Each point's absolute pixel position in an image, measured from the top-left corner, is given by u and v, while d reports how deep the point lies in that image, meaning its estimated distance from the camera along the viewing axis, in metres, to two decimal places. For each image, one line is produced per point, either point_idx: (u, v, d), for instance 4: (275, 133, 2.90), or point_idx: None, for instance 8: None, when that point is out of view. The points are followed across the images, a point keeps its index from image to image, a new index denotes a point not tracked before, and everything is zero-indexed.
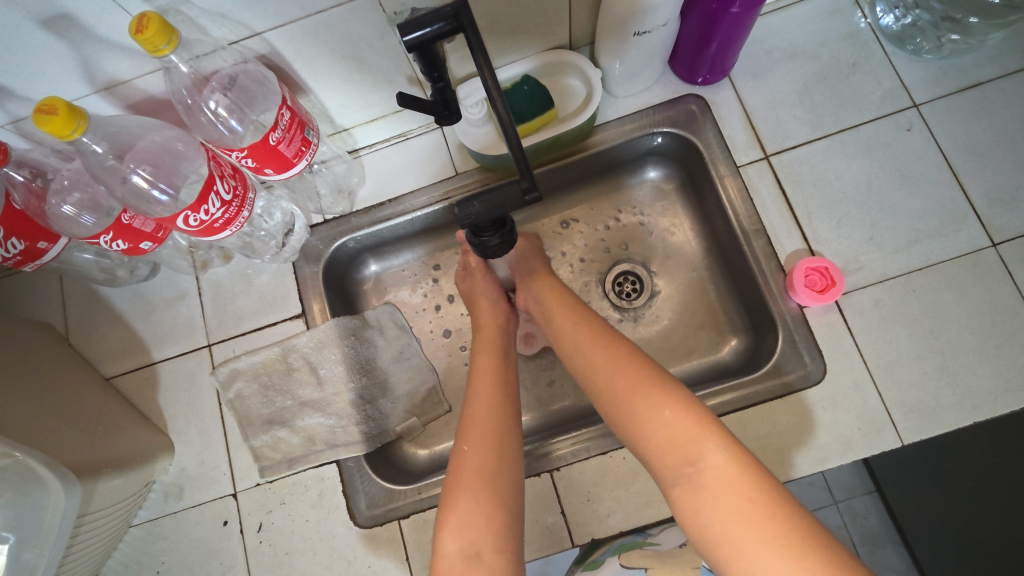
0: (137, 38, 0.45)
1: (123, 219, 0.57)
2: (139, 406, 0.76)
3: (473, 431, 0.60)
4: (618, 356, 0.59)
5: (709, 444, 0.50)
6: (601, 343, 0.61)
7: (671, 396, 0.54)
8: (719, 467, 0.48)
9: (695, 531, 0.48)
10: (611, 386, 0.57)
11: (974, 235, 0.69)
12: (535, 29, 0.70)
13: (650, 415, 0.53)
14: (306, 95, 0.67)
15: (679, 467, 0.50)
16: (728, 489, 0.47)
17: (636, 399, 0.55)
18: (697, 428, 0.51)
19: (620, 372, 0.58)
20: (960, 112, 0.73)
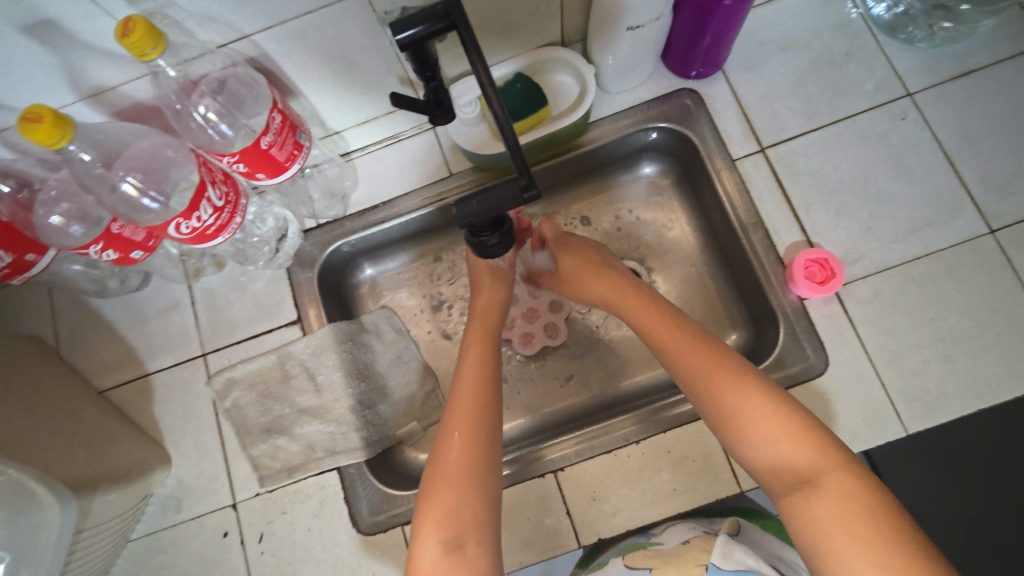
0: (123, 42, 0.44)
1: (113, 228, 0.56)
2: (134, 419, 0.75)
3: (456, 422, 0.59)
4: (718, 362, 0.58)
5: (826, 458, 0.50)
6: (698, 347, 0.60)
7: (781, 407, 0.54)
8: (838, 482, 0.49)
9: (803, 541, 0.49)
10: (712, 391, 0.57)
11: (971, 223, 0.69)
12: (527, 26, 0.69)
13: (761, 425, 0.53)
14: (296, 98, 0.66)
15: (794, 480, 0.51)
16: (844, 504, 0.47)
17: (745, 409, 0.54)
18: (816, 443, 0.51)
19: (722, 376, 0.57)
20: (954, 100, 0.73)
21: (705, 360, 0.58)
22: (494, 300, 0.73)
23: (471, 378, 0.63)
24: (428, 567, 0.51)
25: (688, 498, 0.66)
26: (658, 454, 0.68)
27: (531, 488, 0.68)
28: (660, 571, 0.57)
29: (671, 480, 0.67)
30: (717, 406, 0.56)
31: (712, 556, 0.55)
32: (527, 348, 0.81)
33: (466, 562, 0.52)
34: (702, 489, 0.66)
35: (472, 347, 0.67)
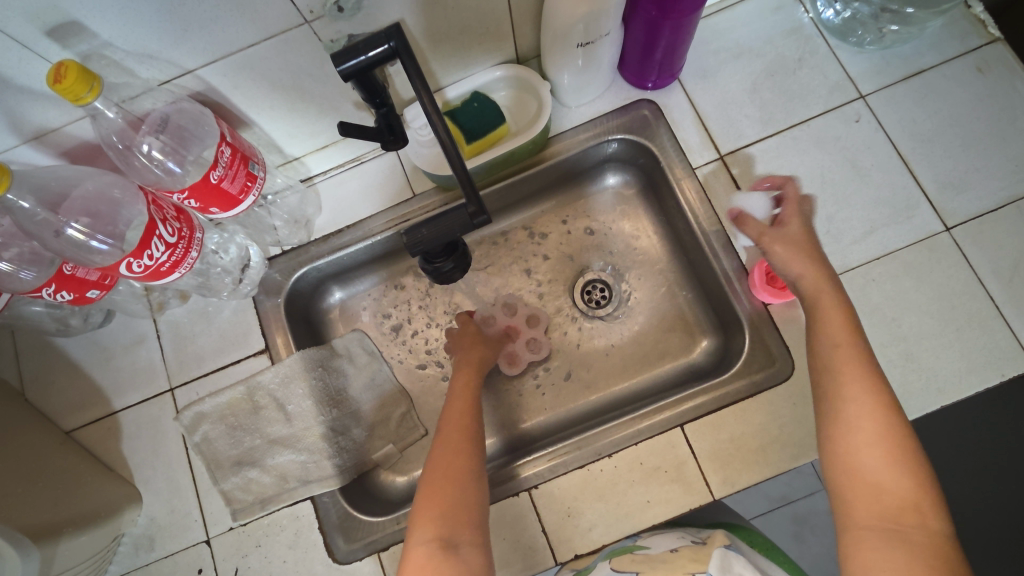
0: (56, 88, 0.43)
1: (64, 270, 0.55)
2: (102, 458, 0.73)
3: (448, 431, 0.62)
4: (877, 386, 0.52)
5: (928, 520, 0.46)
6: (864, 360, 0.53)
7: (910, 454, 0.49)
8: (928, 543, 0.45)
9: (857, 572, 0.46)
10: (852, 406, 0.51)
11: (927, 221, 0.70)
12: (480, 45, 0.69)
13: (878, 457, 0.49)
14: (249, 128, 0.66)
15: (884, 521, 0.47)
16: (928, 557, 0.44)
17: (874, 439, 0.50)
18: (917, 503, 0.47)
19: (870, 397, 0.51)
20: (906, 101, 0.74)
21: (867, 375, 0.52)
22: (478, 353, 0.75)
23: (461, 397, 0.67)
24: (422, 557, 0.52)
25: (663, 509, 0.66)
26: (631, 466, 0.68)
27: (506, 507, 0.68)
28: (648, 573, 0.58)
29: (647, 491, 0.67)
30: (847, 419, 0.51)
31: (711, 568, 0.56)
32: (512, 368, 0.80)
33: (461, 560, 0.52)
34: (676, 500, 0.66)
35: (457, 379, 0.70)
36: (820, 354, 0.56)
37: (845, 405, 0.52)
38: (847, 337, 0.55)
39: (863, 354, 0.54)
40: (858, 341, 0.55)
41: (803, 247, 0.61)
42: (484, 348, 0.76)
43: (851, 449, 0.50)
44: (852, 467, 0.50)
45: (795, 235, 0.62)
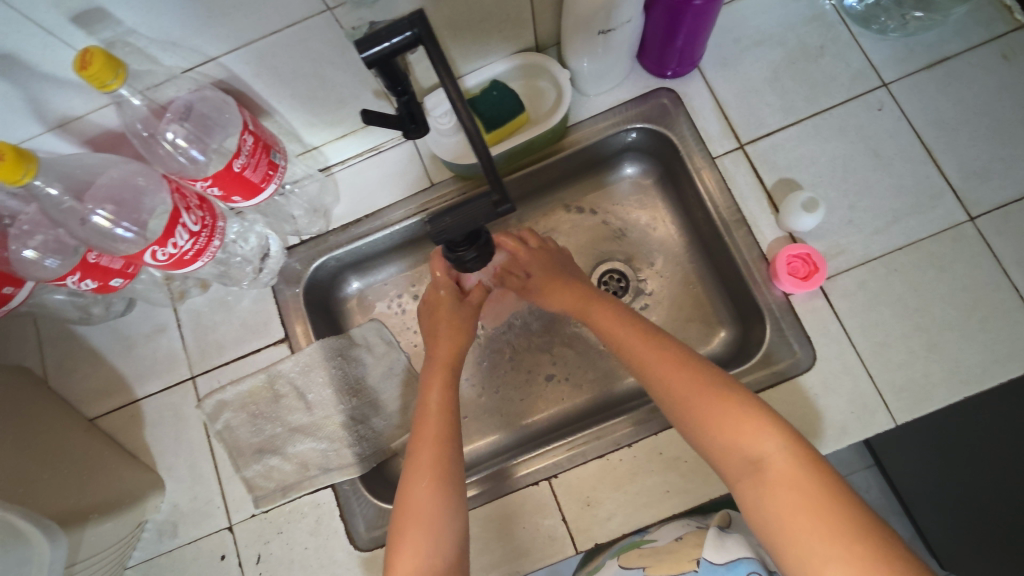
0: (82, 75, 0.43)
1: (89, 259, 0.55)
2: (125, 445, 0.74)
3: (420, 468, 0.59)
4: (668, 355, 0.60)
5: (769, 442, 0.51)
6: (649, 342, 0.62)
7: (726, 392, 0.55)
8: (783, 463, 0.49)
9: (757, 522, 0.50)
10: (660, 384, 0.58)
11: (951, 211, 0.69)
12: (499, 34, 0.69)
13: (714, 412, 0.54)
14: (270, 117, 0.65)
15: (746, 463, 0.51)
16: (788, 482, 0.48)
17: (692, 394, 0.56)
18: (759, 427, 0.51)
19: (666, 367, 0.59)
20: (930, 88, 0.73)
21: (661, 355, 0.60)
22: (451, 347, 0.71)
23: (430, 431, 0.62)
24: None
25: (681, 499, 0.66)
26: (651, 456, 0.68)
27: (525, 496, 0.68)
28: (653, 568, 0.59)
29: (666, 481, 0.67)
30: (670, 395, 0.57)
31: (706, 550, 0.56)
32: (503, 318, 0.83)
33: None
34: (695, 490, 0.66)
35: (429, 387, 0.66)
36: (625, 349, 0.63)
37: (666, 384, 0.58)
38: (636, 328, 0.64)
39: (649, 335, 0.62)
40: (637, 329, 0.64)
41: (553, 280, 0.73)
42: (461, 337, 0.72)
43: (691, 418, 0.55)
44: (695, 429, 0.55)
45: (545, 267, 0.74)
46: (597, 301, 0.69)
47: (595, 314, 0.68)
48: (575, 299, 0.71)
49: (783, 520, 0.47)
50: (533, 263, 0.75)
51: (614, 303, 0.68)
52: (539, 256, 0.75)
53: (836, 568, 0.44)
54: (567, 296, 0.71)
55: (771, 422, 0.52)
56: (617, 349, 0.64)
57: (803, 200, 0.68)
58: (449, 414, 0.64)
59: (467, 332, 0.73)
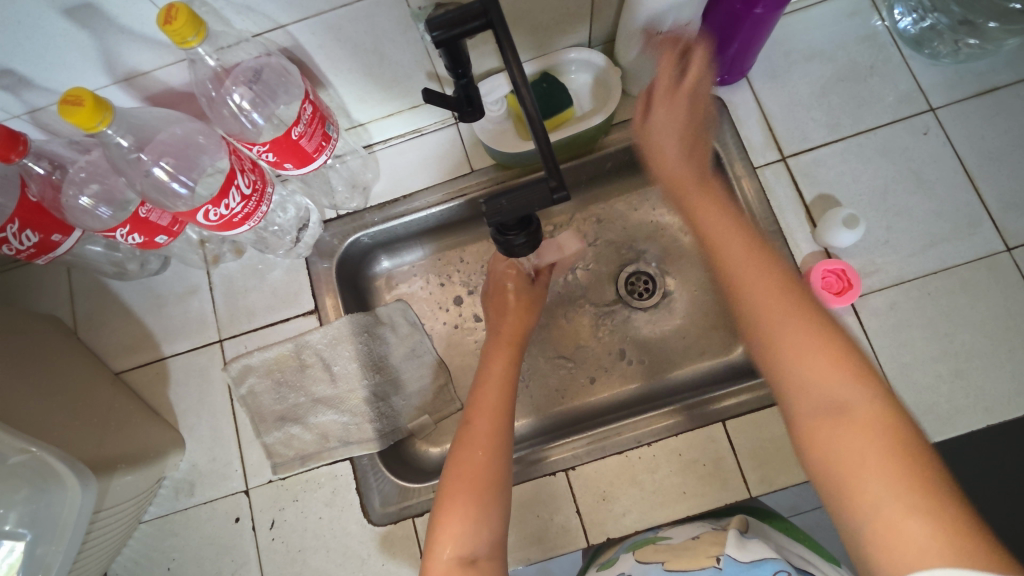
0: (165, 29, 0.44)
1: (140, 213, 0.56)
2: (149, 402, 0.75)
3: (478, 437, 0.60)
4: (763, 267, 0.48)
5: (863, 391, 0.41)
6: (750, 249, 0.50)
7: (818, 324, 0.45)
8: (873, 415, 0.40)
9: (819, 469, 0.42)
10: (744, 295, 0.48)
11: (988, 239, 0.70)
12: (557, 26, 0.70)
13: (779, 285, 0.47)
14: (325, 89, 0.66)
15: (822, 400, 0.42)
16: (874, 437, 0.40)
17: (777, 313, 0.46)
18: (851, 368, 0.42)
19: (760, 285, 0.47)
20: (976, 116, 0.73)
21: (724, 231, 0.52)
22: (517, 325, 0.73)
23: (488, 404, 0.62)
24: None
25: (696, 501, 0.67)
26: (669, 457, 0.68)
27: (542, 485, 0.69)
28: (672, 563, 0.59)
29: (682, 483, 0.68)
30: (732, 268, 0.49)
31: (727, 548, 0.57)
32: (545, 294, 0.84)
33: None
34: (712, 493, 0.67)
35: (492, 362, 0.68)
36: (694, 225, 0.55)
37: (748, 299, 0.47)
38: (708, 216, 0.54)
39: (750, 239, 0.51)
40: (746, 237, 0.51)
41: (676, 135, 0.62)
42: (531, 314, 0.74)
43: (755, 327, 0.47)
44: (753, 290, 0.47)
45: (682, 104, 0.63)
46: (684, 174, 0.60)
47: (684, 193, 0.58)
48: (666, 160, 0.61)
49: (848, 463, 0.40)
50: (677, 100, 0.62)
51: (707, 193, 0.56)
52: (675, 101, 0.62)
53: (918, 524, 0.36)
54: (670, 161, 0.61)
55: (847, 348, 0.44)
56: (709, 254, 0.52)
57: (845, 216, 0.69)
58: (510, 386, 0.65)
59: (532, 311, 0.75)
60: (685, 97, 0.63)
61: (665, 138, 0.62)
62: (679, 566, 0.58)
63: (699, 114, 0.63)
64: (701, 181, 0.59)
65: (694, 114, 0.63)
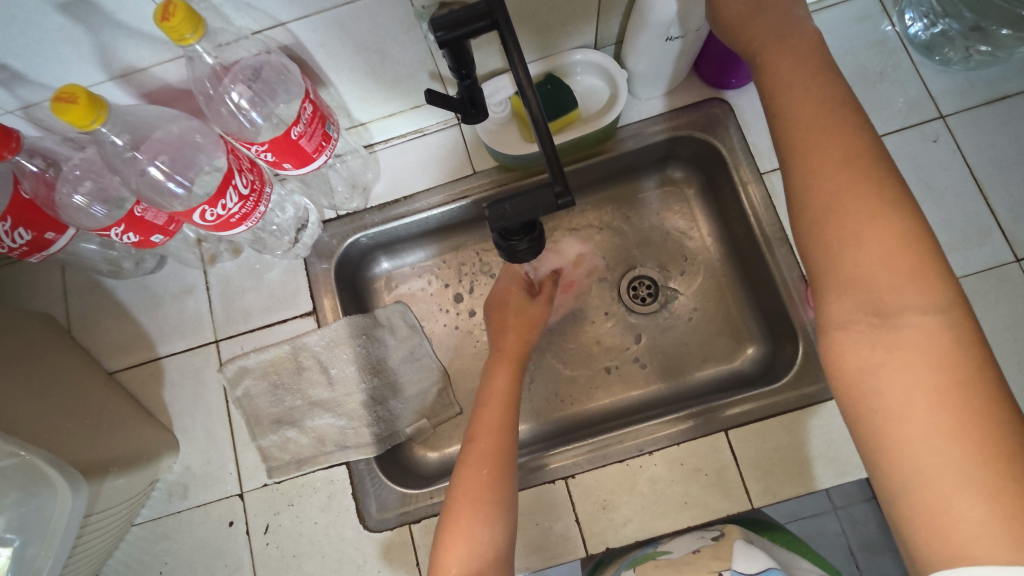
0: (162, 26, 0.43)
1: (136, 212, 0.55)
2: (143, 403, 0.74)
3: (478, 454, 0.59)
4: (835, 144, 0.42)
5: (919, 303, 0.38)
6: (819, 125, 0.43)
7: (887, 214, 0.40)
8: (924, 329, 0.38)
9: (846, 378, 0.41)
10: (802, 179, 0.43)
11: (997, 250, 0.69)
12: (563, 27, 0.68)
13: (869, 213, 0.40)
14: (326, 87, 0.65)
15: (869, 303, 0.40)
16: (918, 352, 0.37)
17: (838, 203, 0.41)
18: (909, 273, 0.39)
19: (824, 167, 0.42)
20: (986, 125, 0.72)
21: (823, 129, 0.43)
22: (520, 343, 0.72)
23: (491, 421, 0.62)
24: None
25: (698, 511, 0.66)
26: (671, 466, 0.67)
27: (541, 493, 0.68)
28: None
29: (684, 492, 0.66)
30: (818, 187, 0.42)
31: (735, 563, 0.58)
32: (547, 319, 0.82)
33: None
34: (714, 503, 0.66)
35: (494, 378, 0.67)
36: (789, 109, 0.45)
37: (805, 184, 0.43)
38: (815, 100, 0.44)
39: (819, 102, 0.44)
40: (815, 105, 0.44)
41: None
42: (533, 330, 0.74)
43: (819, 229, 0.42)
44: (829, 228, 0.41)
45: None
46: (775, 41, 0.47)
47: (771, 57, 0.47)
48: (759, 31, 0.48)
49: (904, 423, 0.37)
50: None
51: (803, 57, 0.46)
52: None
53: (936, 449, 0.35)
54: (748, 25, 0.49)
55: (934, 285, 0.38)
56: (771, 109, 0.46)
57: None
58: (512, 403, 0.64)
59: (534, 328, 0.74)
60: None
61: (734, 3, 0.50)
62: None
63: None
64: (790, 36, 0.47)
65: None
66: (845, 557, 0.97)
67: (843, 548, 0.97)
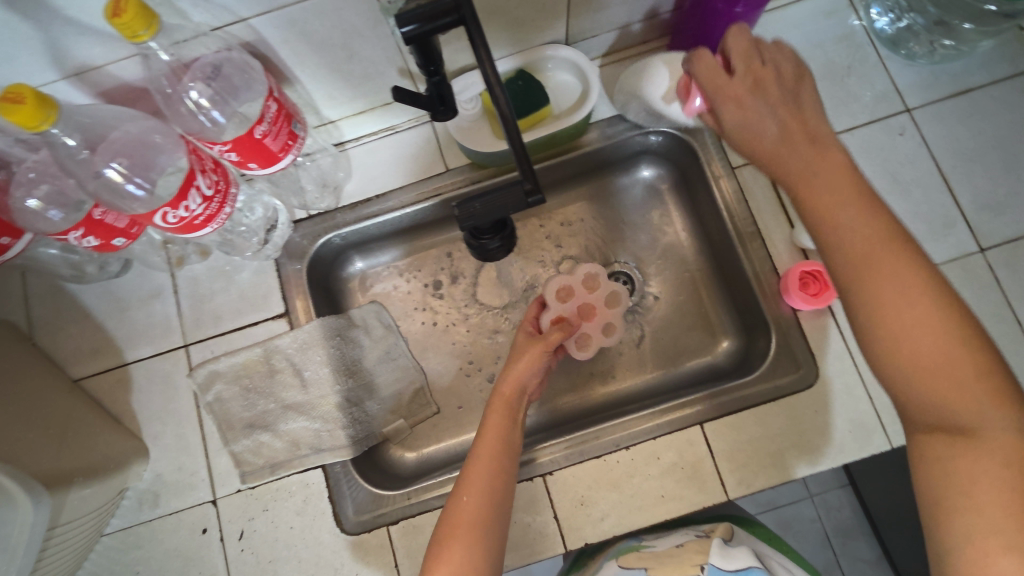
0: (114, 23, 0.41)
1: (94, 215, 0.54)
2: (110, 410, 0.72)
3: (471, 483, 0.56)
4: (902, 259, 0.41)
5: (1000, 418, 0.38)
6: (884, 234, 0.41)
7: (957, 331, 0.39)
8: (1008, 445, 0.38)
9: (927, 489, 0.40)
10: (873, 293, 0.41)
11: (962, 241, 0.70)
12: (533, 22, 0.67)
13: (934, 337, 0.39)
14: (291, 85, 0.64)
15: (946, 417, 0.40)
16: (1000, 467, 0.37)
17: (909, 320, 0.40)
18: (987, 389, 0.39)
19: (897, 280, 0.40)
20: (951, 118, 0.74)
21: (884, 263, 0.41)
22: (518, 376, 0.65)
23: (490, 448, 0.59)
24: None
25: (675, 505, 0.66)
26: (647, 460, 0.68)
27: (519, 491, 0.68)
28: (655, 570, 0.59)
29: (660, 486, 0.67)
30: (883, 317, 0.41)
31: (711, 556, 0.58)
32: (582, 354, 0.75)
33: None
34: (690, 496, 0.66)
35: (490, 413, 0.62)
36: (830, 232, 0.42)
37: (874, 300, 0.41)
38: (863, 224, 0.41)
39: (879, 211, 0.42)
40: (874, 214, 0.42)
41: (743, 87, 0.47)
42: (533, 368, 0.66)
43: (890, 337, 0.40)
44: (900, 342, 0.40)
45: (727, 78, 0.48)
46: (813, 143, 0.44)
47: (804, 185, 0.43)
48: (774, 150, 0.45)
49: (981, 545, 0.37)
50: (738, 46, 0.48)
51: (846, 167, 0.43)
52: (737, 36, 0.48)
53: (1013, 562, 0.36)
54: (779, 151, 0.45)
55: (1009, 404, 0.38)
56: (818, 218, 0.43)
57: None
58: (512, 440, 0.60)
59: (532, 362, 0.66)
60: (738, 76, 0.47)
61: (757, 136, 0.46)
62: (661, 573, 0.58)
63: (805, 97, 0.46)
64: (817, 152, 0.44)
65: (760, 52, 0.48)
66: (822, 542, 0.98)
67: (819, 534, 0.99)
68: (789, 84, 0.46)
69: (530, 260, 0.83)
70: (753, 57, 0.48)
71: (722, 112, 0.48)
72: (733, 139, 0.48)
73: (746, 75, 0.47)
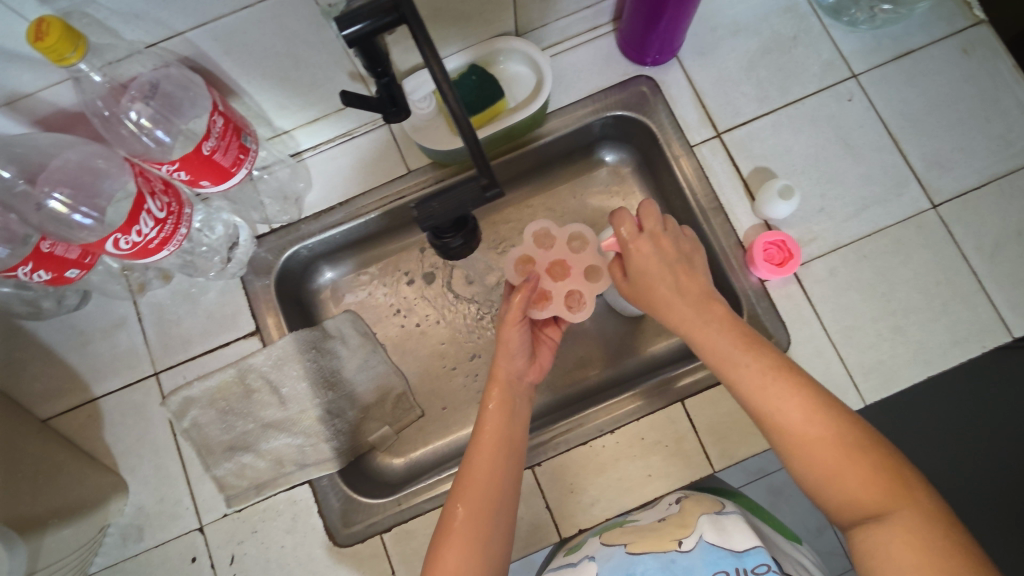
0: (37, 47, 0.40)
1: (43, 248, 0.52)
2: (84, 447, 0.70)
3: (466, 490, 0.56)
4: (787, 382, 0.51)
5: (901, 500, 0.45)
6: (770, 370, 0.52)
7: (840, 428, 0.48)
8: (911, 522, 0.44)
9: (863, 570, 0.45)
10: (770, 413, 0.51)
11: (915, 199, 0.72)
12: (480, 16, 0.67)
13: (829, 441, 0.48)
14: (238, 97, 0.62)
15: (856, 507, 0.46)
16: (907, 538, 0.43)
17: (804, 432, 0.49)
18: (882, 478, 0.46)
19: (786, 398, 0.50)
20: (896, 80, 0.75)
21: (775, 394, 0.51)
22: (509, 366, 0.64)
23: (489, 443, 0.58)
24: None
25: (662, 483, 0.67)
26: (632, 442, 0.68)
27: None
28: (635, 546, 0.59)
29: (647, 466, 0.68)
30: (788, 440, 0.50)
31: (703, 535, 0.58)
32: (577, 313, 0.71)
33: None
34: (677, 473, 0.67)
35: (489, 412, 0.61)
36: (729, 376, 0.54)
37: (774, 420, 0.50)
38: (753, 362, 0.53)
39: (767, 356, 0.53)
40: (761, 358, 0.53)
41: (660, 270, 0.59)
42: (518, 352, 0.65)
43: (792, 442, 0.49)
44: (800, 456, 0.49)
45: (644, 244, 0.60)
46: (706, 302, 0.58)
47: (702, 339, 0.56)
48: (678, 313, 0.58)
49: None
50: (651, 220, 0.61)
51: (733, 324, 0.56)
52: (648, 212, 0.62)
53: None
54: (677, 307, 0.58)
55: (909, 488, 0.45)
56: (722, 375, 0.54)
57: (779, 188, 0.70)
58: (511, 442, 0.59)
59: (514, 337, 0.65)
60: (649, 244, 0.60)
61: (659, 285, 0.59)
62: (642, 548, 0.59)
63: (690, 262, 0.61)
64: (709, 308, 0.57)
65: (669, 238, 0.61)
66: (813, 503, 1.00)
67: None
68: (685, 249, 0.62)
69: (501, 254, 0.83)
70: (653, 230, 0.61)
71: (630, 265, 0.61)
72: (640, 287, 0.61)
73: (648, 236, 0.61)
